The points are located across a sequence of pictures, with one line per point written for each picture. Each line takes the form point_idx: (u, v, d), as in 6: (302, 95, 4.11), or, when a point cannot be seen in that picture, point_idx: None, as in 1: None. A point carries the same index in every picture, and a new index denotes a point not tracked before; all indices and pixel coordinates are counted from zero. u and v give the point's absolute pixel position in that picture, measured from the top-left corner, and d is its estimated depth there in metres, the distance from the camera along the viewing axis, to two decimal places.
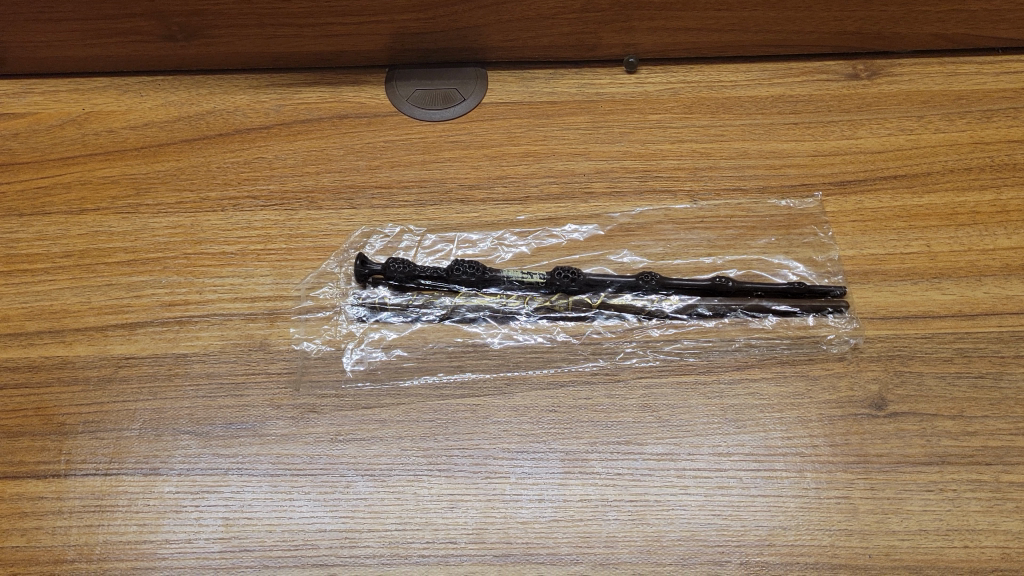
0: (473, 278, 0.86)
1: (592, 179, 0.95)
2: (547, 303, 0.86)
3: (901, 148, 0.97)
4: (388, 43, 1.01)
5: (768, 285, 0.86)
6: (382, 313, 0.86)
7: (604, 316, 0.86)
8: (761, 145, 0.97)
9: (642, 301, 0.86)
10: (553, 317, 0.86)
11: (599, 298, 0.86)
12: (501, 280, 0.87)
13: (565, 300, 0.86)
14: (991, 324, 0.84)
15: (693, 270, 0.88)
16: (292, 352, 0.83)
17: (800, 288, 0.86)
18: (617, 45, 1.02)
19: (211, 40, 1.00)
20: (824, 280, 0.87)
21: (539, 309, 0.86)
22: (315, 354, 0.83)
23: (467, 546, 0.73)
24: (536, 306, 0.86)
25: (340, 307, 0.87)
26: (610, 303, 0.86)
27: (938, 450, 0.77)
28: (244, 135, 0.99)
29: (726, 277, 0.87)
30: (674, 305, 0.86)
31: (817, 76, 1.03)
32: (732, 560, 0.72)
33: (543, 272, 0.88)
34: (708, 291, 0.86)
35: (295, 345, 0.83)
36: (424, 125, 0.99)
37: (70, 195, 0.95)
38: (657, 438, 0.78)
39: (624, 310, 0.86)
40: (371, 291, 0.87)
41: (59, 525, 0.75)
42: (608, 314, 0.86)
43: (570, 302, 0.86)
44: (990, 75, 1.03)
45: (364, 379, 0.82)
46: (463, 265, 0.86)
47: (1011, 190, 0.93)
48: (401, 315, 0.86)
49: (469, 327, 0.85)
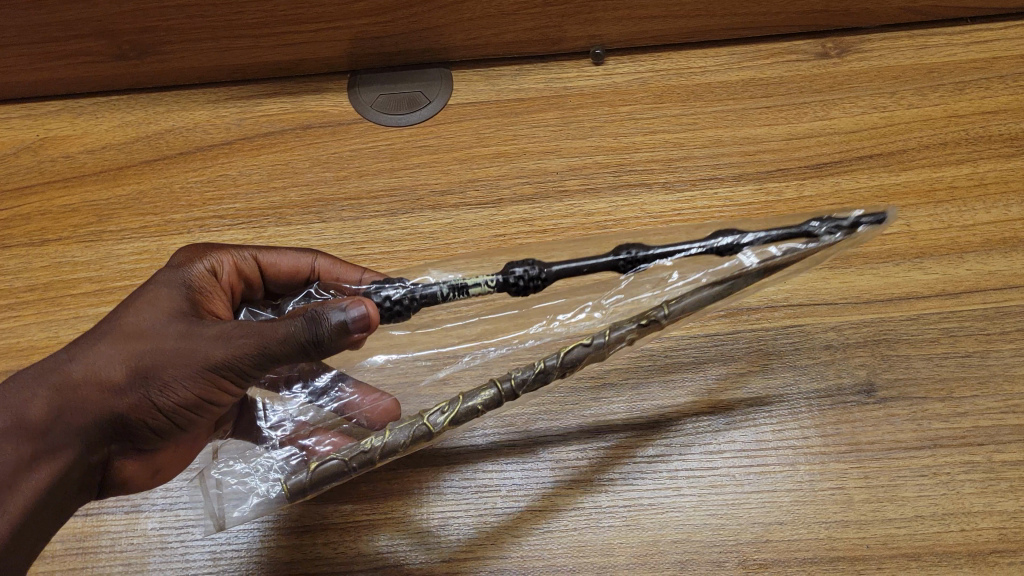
0: (389, 313, 0.71)
1: (565, 177, 0.93)
2: (527, 368, 0.67)
3: (875, 126, 0.95)
4: (348, 49, 0.98)
5: (763, 235, 0.69)
6: (329, 395, 0.75)
7: (567, 317, 0.72)
8: (735, 131, 0.95)
9: (632, 322, 0.67)
10: (533, 387, 0.68)
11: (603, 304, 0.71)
12: (428, 297, 0.71)
13: (537, 362, 0.67)
14: (975, 302, 0.83)
15: (715, 261, 0.70)
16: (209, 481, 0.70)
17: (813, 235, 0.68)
18: (582, 38, 1.01)
19: (164, 57, 0.97)
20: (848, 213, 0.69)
21: (518, 384, 0.67)
22: (236, 482, 0.71)
23: (461, 564, 0.72)
24: (518, 376, 0.67)
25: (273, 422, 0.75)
26: (593, 344, 0.67)
27: (929, 434, 0.77)
28: (205, 153, 0.96)
29: (724, 239, 0.70)
30: (675, 315, 0.67)
31: (787, 57, 1.02)
32: (730, 559, 0.71)
33: (495, 275, 0.72)
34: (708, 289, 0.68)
35: (212, 473, 0.71)
36: (390, 131, 0.97)
37: (29, 226, 0.92)
38: (646, 440, 0.77)
39: (616, 340, 0.67)
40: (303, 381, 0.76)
41: (42, 570, 0.74)
42: (590, 352, 0.67)
43: (555, 361, 0.67)
44: (960, 45, 1.02)
45: (311, 483, 0.67)
46: (378, 286, 0.73)
47: (988, 162, 0.92)
48: (347, 396, 0.74)
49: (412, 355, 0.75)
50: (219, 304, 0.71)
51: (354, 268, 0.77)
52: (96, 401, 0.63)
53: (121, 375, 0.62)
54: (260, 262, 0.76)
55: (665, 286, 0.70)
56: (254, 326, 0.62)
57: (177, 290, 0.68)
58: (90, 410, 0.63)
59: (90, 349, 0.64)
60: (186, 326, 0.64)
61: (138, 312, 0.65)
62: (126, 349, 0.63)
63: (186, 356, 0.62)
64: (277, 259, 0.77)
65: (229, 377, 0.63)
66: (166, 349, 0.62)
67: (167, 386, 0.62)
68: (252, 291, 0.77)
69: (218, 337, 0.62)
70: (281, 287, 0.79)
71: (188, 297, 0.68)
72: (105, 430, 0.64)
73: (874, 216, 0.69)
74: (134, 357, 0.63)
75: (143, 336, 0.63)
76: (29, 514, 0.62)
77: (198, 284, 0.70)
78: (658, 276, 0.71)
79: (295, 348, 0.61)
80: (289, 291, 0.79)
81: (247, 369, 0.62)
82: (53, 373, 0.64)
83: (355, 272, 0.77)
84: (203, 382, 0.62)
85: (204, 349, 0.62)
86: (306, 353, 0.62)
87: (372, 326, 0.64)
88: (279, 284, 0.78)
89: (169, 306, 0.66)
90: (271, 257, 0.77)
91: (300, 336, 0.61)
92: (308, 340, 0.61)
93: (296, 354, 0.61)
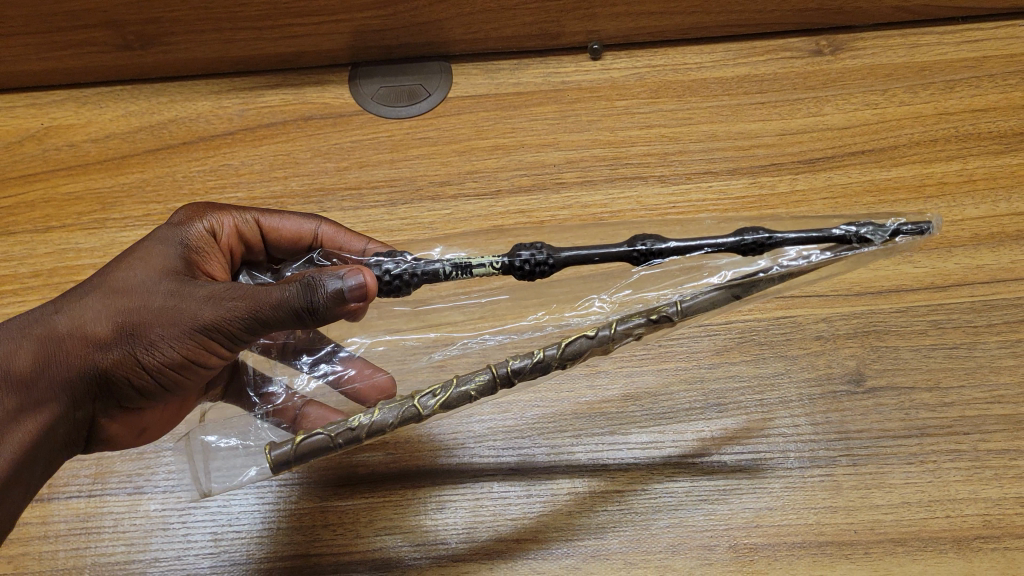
0: (389, 287, 0.70)
1: (562, 169, 0.94)
2: (526, 356, 0.67)
3: (867, 122, 0.97)
4: (349, 41, 1.00)
5: (792, 236, 0.66)
6: (320, 366, 0.76)
7: (575, 309, 0.72)
8: (730, 126, 0.97)
9: (640, 317, 0.67)
10: (531, 376, 0.67)
11: (616, 295, 0.71)
12: (431, 274, 0.70)
13: (537, 352, 0.67)
14: (962, 295, 0.85)
15: (737, 263, 0.69)
16: (196, 445, 0.72)
17: (845, 240, 0.65)
18: (580, 33, 1.02)
19: (168, 48, 0.99)
20: (888, 220, 0.66)
21: (514, 371, 0.67)
22: (222, 449, 0.72)
23: (458, 546, 0.74)
24: (516, 363, 0.67)
25: (265, 388, 0.77)
26: (596, 337, 0.67)
27: (917, 423, 0.78)
28: (208, 143, 0.98)
29: (752, 236, 0.67)
30: (686, 313, 0.66)
31: (782, 54, 1.04)
32: (720, 543, 0.73)
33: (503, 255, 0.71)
34: (722, 288, 0.67)
35: (199, 437, 0.72)
36: (390, 123, 0.98)
37: (34, 213, 0.93)
38: (640, 427, 0.79)
39: (621, 335, 0.67)
40: (296, 351, 0.76)
41: (45, 550, 0.76)
42: (592, 344, 0.67)
43: (556, 351, 0.67)
44: (951, 44, 1.03)
45: (295, 455, 0.67)
46: (379, 259, 0.72)
47: (977, 159, 0.93)
48: (338, 370, 0.75)
49: (413, 334, 0.76)
50: (215, 263, 0.73)
51: (358, 238, 0.79)
52: (80, 354, 0.63)
53: (110, 329, 0.63)
54: (262, 226, 0.78)
55: (679, 281, 0.70)
56: (246, 291, 0.62)
57: (169, 250, 0.69)
58: (74, 363, 0.63)
59: (78, 303, 0.64)
60: (176, 285, 0.64)
61: (131, 268, 0.66)
62: (113, 304, 0.64)
63: (174, 315, 0.63)
64: (280, 224, 0.78)
65: (218, 339, 0.63)
66: (154, 307, 0.63)
67: (153, 344, 0.63)
68: (253, 253, 0.79)
69: (209, 298, 0.63)
70: (283, 252, 0.80)
71: (179, 258, 0.69)
72: (91, 385, 0.65)
73: (916, 228, 0.65)
74: (123, 312, 0.63)
75: (132, 293, 0.64)
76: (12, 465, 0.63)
77: (194, 244, 0.71)
78: (675, 270, 0.71)
79: (289, 313, 0.61)
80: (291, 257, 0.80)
81: (236, 332, 0.63)
82: (38, 326, 0.64)
83: (359, 241, 0.78)
84: (190, 343, 0.63)
85: (193, 309, 0.63)
86: (301, 320, 0.62)
87: (369, 296, 0.64)
88: (281, 249, 0.80)
89: (158, 266, 0.67)
90: (273, 222, 0.78)
91: (295, 301, 0.61)
92: (303, 307, 0.61)
93: (290, 320, 0.62)
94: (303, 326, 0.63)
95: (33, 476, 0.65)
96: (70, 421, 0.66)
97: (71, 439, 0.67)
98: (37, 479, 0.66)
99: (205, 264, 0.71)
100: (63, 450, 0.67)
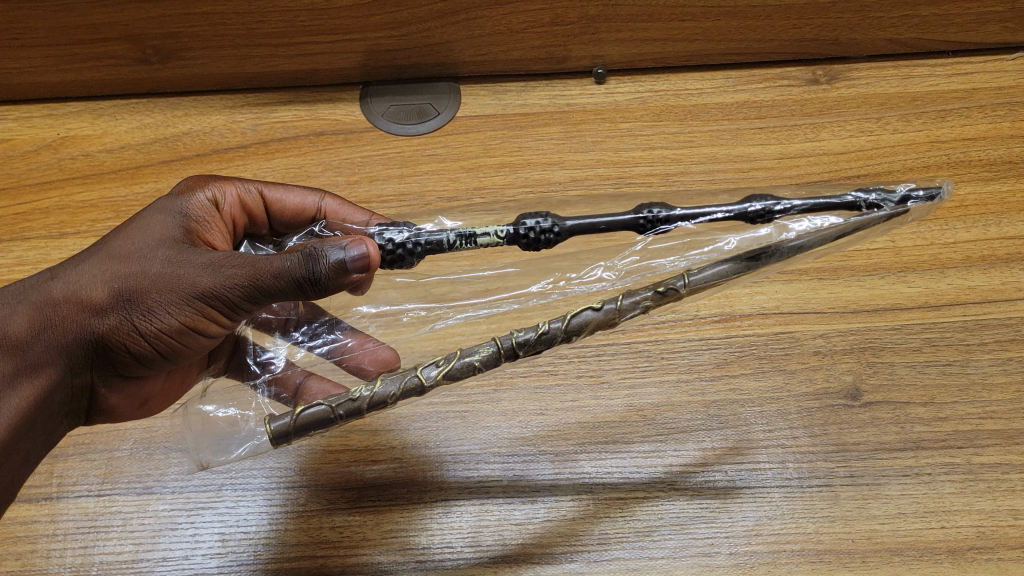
0: (391, 257, 0.71)
1: (567, 187, 0.97)
2: (531, 329, 0.68)
3: (862, 148, 1.00)
4: (362, 60, 1.03)
5: (801, 204, 0.68)
6: (320, 339, 0.77)
7: (578, 275, 0.73)
8: (729, 149, 1.00)
9: (646, 290, 0.68)
10: (536, 349, 0.68)
11: (620, 266, 0.73)
12: (434, 244, 0.72)
13: (543, 324, 0.68)
14: (956, 314, 0.87)
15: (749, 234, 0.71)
16: (196, 415, 0.73)
17: (854, 207, 0.68)
18: (585, 57, 1.06)
19: (185, 62, 1.01)
20: (898, 188, 0.68)
21: (518, 344, 0.68)
22: (219, 419, 0.73)
23: (464, 550, 0.75)
24: (521, 336, 0.68)
25: (263, 357, 0.77)
26: (602, 309, 0.68)
27: (912, 436, 0.80)
28: (222, 155, 1.00)
29: (760, 203, 0.69)
30: (695, 286, 0.68)
31: (780, 81, 1.07)
32: (721, 550, 0.74)
33: (506, 226, 0.72)
34: (732, 261, 0.68)
35: (198, 407, 0.73)
36: (399, 139, 1.01)
37: (48, 220, 0.95)
38: (643, 436, 0.81)
39: (630, 306, 0.68)
40: (298, 324, 0.78)
41: (54, 548, 0.77)
42: (598, 317, 0.68)
43: (561, 325, 0.68)
44: (943, 76, 1.07)
45: (295, 427, 0.68)
46: (381, 229, 0.73)
47: (968, 185, 0.96)
48: (338, 340, 0.77)
49: (413, 305, 0.76)
50: (216, 233, 0.75)
51: (361, 212, 0.81)
52: (77, 319, 0.65)
53: (101, 293, 0.65)
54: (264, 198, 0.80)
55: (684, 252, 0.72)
56: (247, 259, 0.64)
57: (167, 218, 0.70)
58: (70, 328, 0.65)
59: (75, 270, 0.66)
60: (174, 252, 0.66)
61: (126, 237, 0.67)
62: (110, 269, 0.65)
63: (173, 282, 0.64)
64: (281, 198, 0.81)
65: (217, 307, 0.65)
66: (151, 273, 0.65)
67: (150, 310, 0.64)
68: (254, 225, 0.81)
69: (208, 265, 0.65)
70: (286, 225, 0.83)
71: (178, 226, 0.70)
72: (87, 352, 0.66)
73: (926, 194, 0.67)
74: (118, 278, 0.65)
75: (128, 260, 0.66)
76: (12, 430, 0.65)
77: (195, 214, 0.73)
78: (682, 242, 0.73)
79: (292, 283, 0.63)
80: (293, 230, 0.82)
81: (236, 299, 0.64)
82: (34, 292, 0.66)
83: (360, 215, 0.81)
84: (188, 309, 0.64)
85: (192, 276, 0.64)
86: (304, 291, 0.64)
87: (371, 268, 0.65)
88: (283, 223, 0.82)
89: (156, 234, 0.68)
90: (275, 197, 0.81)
91: (297, 271, 0.62)
92: (306, 277, 0.62)
93: (292, 289, 0.63)
94: (307, 296, 0.64)
95: (31, 444, 0.67)
96: (66, 387, 0.68)
97: (66, 405, 0.69)
98: (35, 448, 0.68)
99: (207, 234, 0.73)
100: (58, 416, 0.69)
